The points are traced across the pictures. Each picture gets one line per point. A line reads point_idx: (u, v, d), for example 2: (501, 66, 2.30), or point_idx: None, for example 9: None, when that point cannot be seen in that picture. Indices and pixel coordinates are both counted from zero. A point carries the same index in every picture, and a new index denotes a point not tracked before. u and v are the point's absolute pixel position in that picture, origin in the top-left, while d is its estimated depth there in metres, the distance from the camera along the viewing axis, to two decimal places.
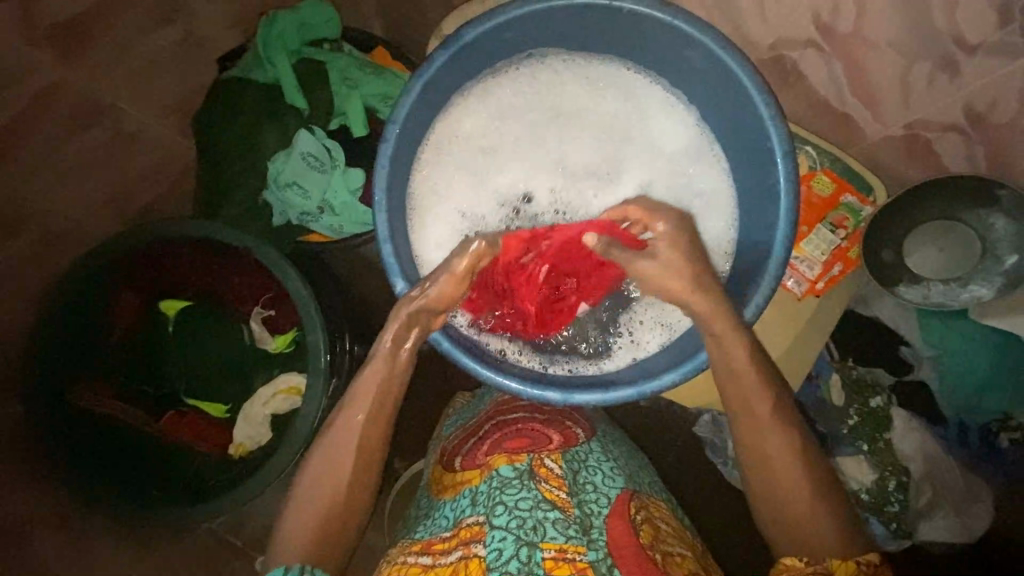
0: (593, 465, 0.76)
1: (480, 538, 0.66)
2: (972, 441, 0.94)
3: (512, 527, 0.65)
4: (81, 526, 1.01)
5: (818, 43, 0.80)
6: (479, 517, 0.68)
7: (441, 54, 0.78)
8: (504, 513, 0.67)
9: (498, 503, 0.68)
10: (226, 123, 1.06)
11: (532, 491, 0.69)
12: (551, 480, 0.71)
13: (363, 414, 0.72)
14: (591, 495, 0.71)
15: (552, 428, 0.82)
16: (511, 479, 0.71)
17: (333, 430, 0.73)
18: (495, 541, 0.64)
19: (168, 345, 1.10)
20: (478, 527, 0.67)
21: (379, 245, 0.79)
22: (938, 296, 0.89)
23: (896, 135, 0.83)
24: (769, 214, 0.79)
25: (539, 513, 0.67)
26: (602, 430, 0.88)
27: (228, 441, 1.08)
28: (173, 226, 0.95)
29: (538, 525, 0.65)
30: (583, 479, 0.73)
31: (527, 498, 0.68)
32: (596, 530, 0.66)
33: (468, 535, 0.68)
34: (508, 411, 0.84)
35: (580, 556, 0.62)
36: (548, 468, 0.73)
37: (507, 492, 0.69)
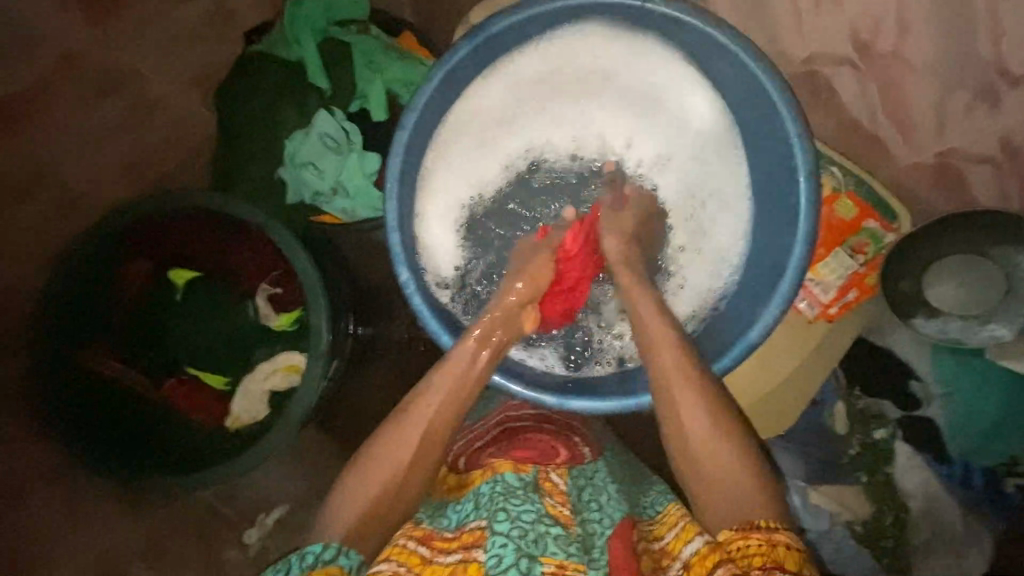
0: (600, 484, 0.75)
1: (481, 543, 0.64)
2: (976, 483, 0.90)
3: (513, 535, 0.62)
4: (75, 488, 1.03)
5: (855, 62, 0.77)
6: (480, 521, 0.66)
7: (464, 44, 0.76)
8: (506, 519, 0.64)
9: (501, 509, 0.65)
10: (247, 97, 1.07)
11: (536, 504, 0.67)
12: (556, 496, 0.71)
13: (438, 398, 0.72)
14: (595, 513, 0.70)
15: (560, 442, 0.82)
16: (515, 489, 0.69)
17: (404, 410, 0.71)
18: (494, 546, 0.62)
19: (173, 314, 1.11)
20: (480, 531, 0.65)
21: (388, 232, 0.78)
22: (956, 332, 0.86)
23: (927, 163, 0.80)
24: (787, 233, 0.76)
25: (541, 527, 0.64)
26: (610, 449, 0.88)
27: (225, 413, 1.09)
28: (181, 198, 0.96)
29: (539, 539, 0.63)
30: (589, 497, 0.72)
31: (531, 511, 0.66)
32: (597, 549, 0.65)
33: (470, 539, 0.65)
34: (516, 419, 0.86)
35: None
36: (553, 483, 0.73)
37: (511, 501, 0.67)
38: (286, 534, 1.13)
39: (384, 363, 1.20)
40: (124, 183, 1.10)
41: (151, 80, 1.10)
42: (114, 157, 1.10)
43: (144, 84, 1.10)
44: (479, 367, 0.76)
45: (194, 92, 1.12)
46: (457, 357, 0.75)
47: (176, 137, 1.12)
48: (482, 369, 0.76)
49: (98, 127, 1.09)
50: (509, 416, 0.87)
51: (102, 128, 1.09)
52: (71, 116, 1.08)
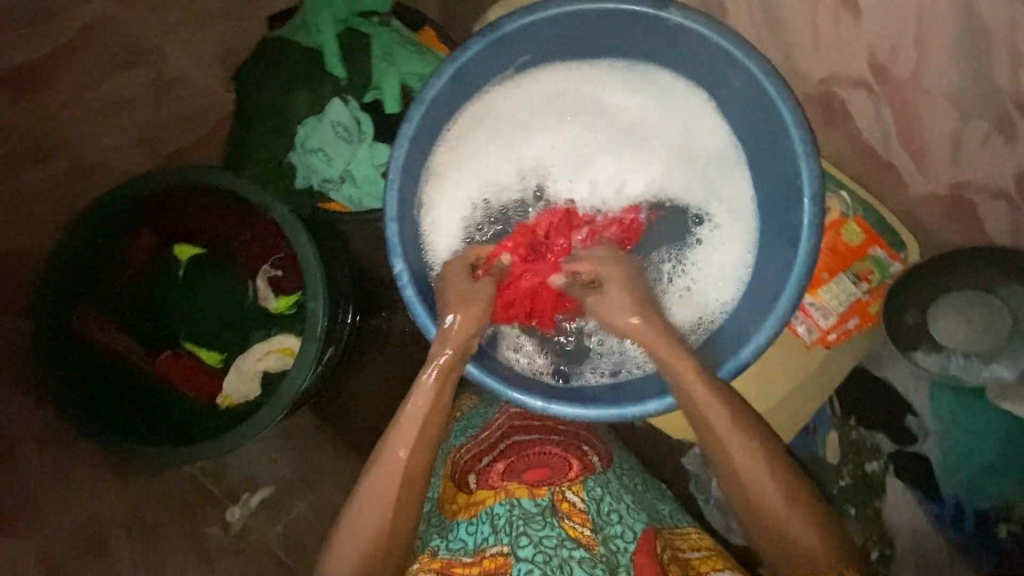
0: (615, 494, 0.81)
1: (505, 570, 0.72)
2: (967, 526, 0.86)
3: (539, 561, 0.72)
4: (66, 449, 1.04)
5: (871, 84, 0.75)
6: (503, 548, 0.74)
7: (477, 40, 0.76)
8: (529, 545, 0.73)
9: (523, 535, 0.74)
10: (264, 80, 1.09)
11: (556, 529, 0.75)
12: (574, 516, 0.77)
13: (406, 448, 0.73)
14: (617, 527, 0.77)
15: (571, 452, 0.85)
16: (534, 514, 0.76)
17: (376, 468, 0.72)
18: (520, 574, 0.71)
19: (175, 290, 1.13)
20: (503, 559, 0.73)
21: (385, 222, 0.78)
22: (957, 369, 0.84)
23: (940, 192, 0.79)
24: (786, 253, 0.75)
25: (564, 552, 0.73)
26: (619, 461, 0.89)
27: (216, 390, 1.10)
28: (191, 173, 0.98)
29: (564, 564, 0.72)
30: (608, 510, 0.78)
31: (552, 536, 0.74)
32: (622, 568, 0.72)
33: (492, 565, 0.73)
34: (522, 433, 0.85)
35: None
36: (570, 503, 0.78)
37: (532, 526, 0.75)
38: (270, 515, 1.14)
39: (378, 353, 1.21)
40: (139, 156, 1.13)
41: (174, 58, 1.13)
42: (131, 130, 1.12)
43: (168, 61, 1.13)
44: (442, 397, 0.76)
45: (214, 72, 1.14)
46: (416, 400, 0.75)
47: (192, 115, 1.14)
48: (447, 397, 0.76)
49: (119, 101, 1.11)
50: (517, 424, 0.86)
51: (122, 101, 1.12)
52: (93, 87, 1.10)
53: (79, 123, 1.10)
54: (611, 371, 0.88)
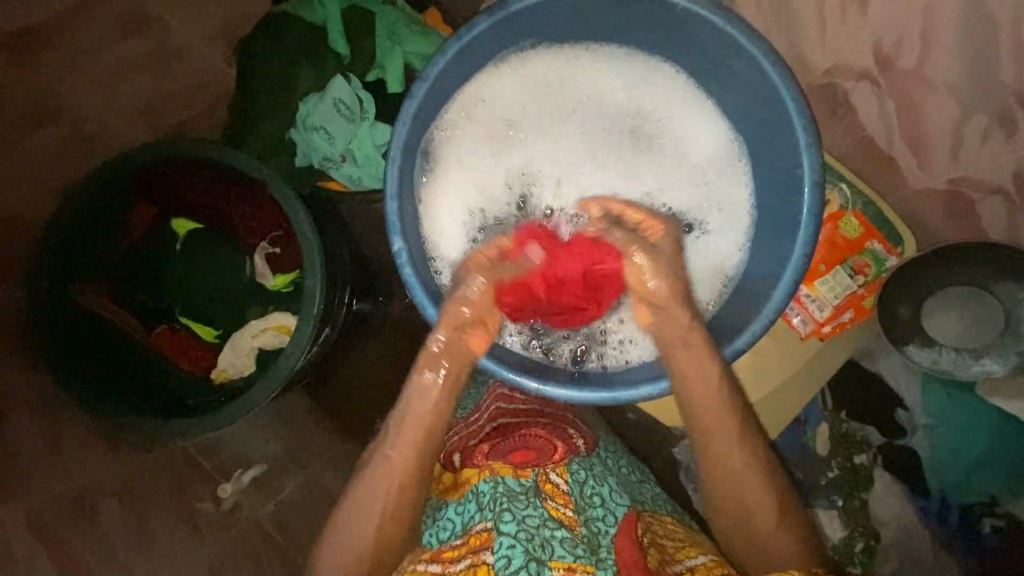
0: (600, 477, 0.81)
1: (489, 546, 0.71)
2: (952, 520, 0.88)
3: (521, 538, 0.70)
4: (60, 418, 1.04)
5: (875, 76, 0.75)
6: (487, 524, 0.74)
7: (483, 18, 0.75)
8: (512, 521, 0.72)
9: (506, 511, 0.73)
10: (266, 54, 1.08)
11: (539, 509, 0.74)
12: (557, 497, 0.77)
13: (396, 448, 0.74)
14: (599, 510, 0.77)
15: (556, 435, 0.85)
16: (518, 493, 0.76)
17: (370, 468, 0.74)
18: (502, 548, 0.70)
19: (173, 264, 1.12)
20: (486, 535, 0.72)
21: (385, 200, 0.78)
22: (948, 363, 0.85)
23: (938, 188, 0.79)
24: (784, 243, 0.75)
25: (546, 531, 0.72)
26: (603, 445, 0.91)
27: (212, 364, 1.10)
28: (193, 148, 0.97)
29: (546, 543, 0.70)
30: (590, 492, 0.79)
31: (535, 516, 0.73)
32: (603, 549, 0.71)
33: (477, 543, 0.73)
34: (510, 416, 0.86)
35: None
36: (554, 484, 0.78)
37: (515, 505, 0.74)
38: (261, 492, 1.14)
39: (373, 335, 1.21)
40: (138, 127, 1.12)
41: (175, 28, 1.12)
42: (129, 99, 1.11)
43: (169, 32, 1.12)
44: (431, 400, 0.75)
45: (215, 43, 1.13)
46: (412, 398, 0.75)
47: (192, 89, 1.13)
48: (438, 398, 0.75)
49: (120, 73, 1.10)
50: (502, 408, 0.87)
51: (121, 70, 1.11)
52: (95, 57, 1.10)
53: (78, 90, 1.09)
54: (603, 352, 0.87)
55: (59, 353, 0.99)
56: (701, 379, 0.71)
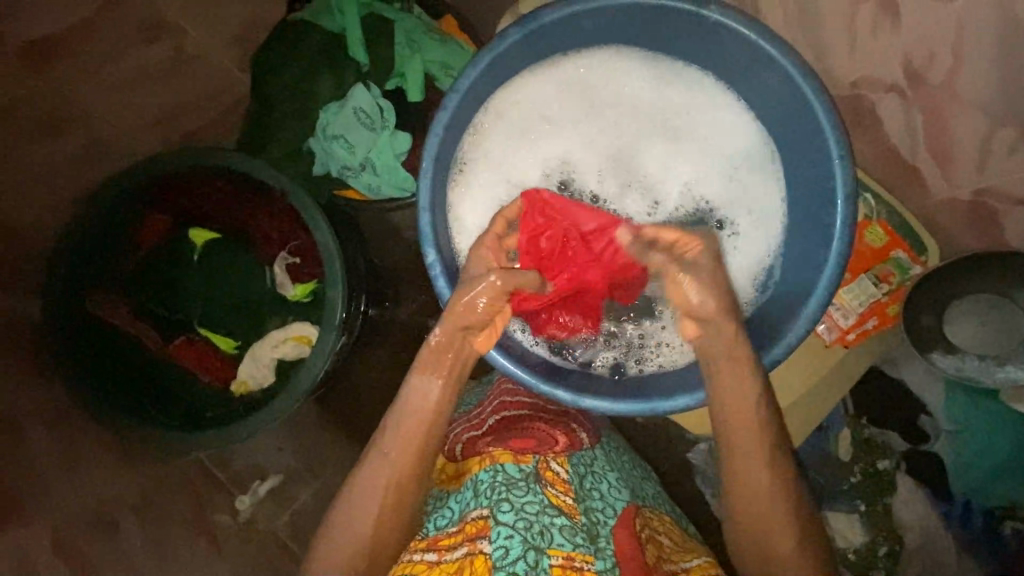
0: (599, 473, 0.83)
1: (485, 534, 0.70)
2: (976, 525, 0.89)
3: (520, 528, 0.69)
4: (73, 434, 1.02)
5: (902, 89, 0.76)
6: (483, 511, 0.72)
7: (515, 30, 0.76)
8: (511, 511, 0.70)
9: (504, 499, 0.72)
10: (284, 62, 1.06)
11: (539, 496, 0.73)
12: (557, 485, 0.76)
13: (394, 447, 0.71)
14: (598, 503, 0.77)
15: (558, 428, 0.86)
16: (517, 480, 0.75)
17: (366, 466, 0.71)
18: (500, 538, 0.68)
19: (188, 273, 1.09)
20: (483, 522, 0.71)
21: (418, 212, 0.78)
22: (972, 370, 0.86)
23: (962, 199, 0.80)
24: (815, 253, 0.75)
25: (545, 518, 0.70)
26: (607, 439, 0.93)
27: (229, 376, 1.08)
28: (211, 157, 0.98)
29: (545, 530, 0.69)
30: (589, 486, 0.79)
31: (534, 502, 0.72)
32: (602, 538, 0.71)
33: (472, 531, 0.71)
34: (514, 408, 0.88)
35: (589, 565, 0.67)
36: (554, 472, 0.79)
37: (514, 492, 0.73)
38: (277, 502, 1.13)
39: (388, 343, 1.20)
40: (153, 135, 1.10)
41: (191, 35, 1.10)
42: (142, 107, 1.09)
43: (185, 39, 1.10)
44: (431, 401, 0.72)
45: (231, 51, 1.12)
46: (410, 395, 0.72)
47: (205, 95, 1.11)
48: (439, 398, 0.72)
49: (131, 78, 1.09)
50: (507, 402, 0.89)
51: (135, 77, 1.09)
52: (106, 63, 1.08)
53: (92, 98, 1.07)
54: (636, 359, 0.87)
55: (66, 362, 0.97)
56: (735, 389, 0.69)
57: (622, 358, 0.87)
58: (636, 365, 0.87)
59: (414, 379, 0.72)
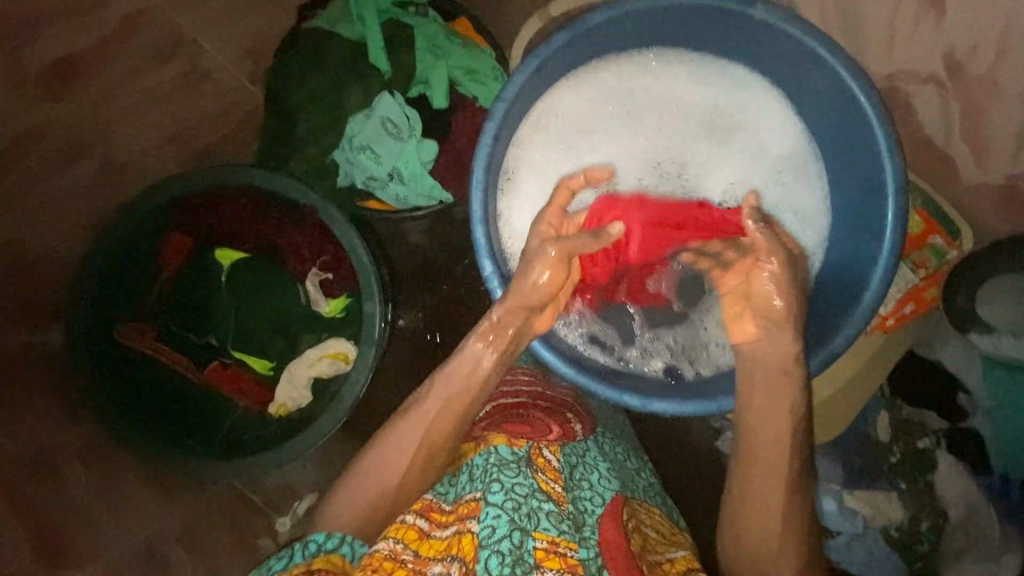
0: (590, 462, 0.76)
1: (475, 514, 0.63)
2: (1015, 495, 0.93)
3: (508, 507, 0.62)
4: (109, 466, 1.00)
5: (942, 80, 0.78)
6: (476, 494, 0.66)
7: (561, 34, 0.75)
8: (500, 492, 0.63)
9: (494, 481, 0.65)
10: (306, 73, 1.04)
11: (529, 478, 0.66)
12: (548, 472, 0.69)
13: (437, 407, 0.71)
14: (587, 492, 0.70)
15: (554, 419, 0.79)
16: (509, 462, 0.68)
17: (404, 420, 0.72)
18: (488, 518, 0.61)
19: (223, 297, 1.05)
20: (475, 503, 0.64)
21: (472, 225, 0.77)
22: (1009, 348, 0.88)
23: (995, 183, 0.83)
24: (865, 244, 0.77)
25: (534, 502, 0.63)
26: (600, 430, 0.88)
27: (268, 398, 1.05)
28: (234, 175, 0.95)
29: (532, 513, 0.62)
30: (579, 475, 0.72)
31: (524, 484, 0.65)
32: (588, 528, 0.64)
33: (465, 511, 0.65)
34: (509, 396, 0.82)
35: (572, 552, 0.60)
36: (545, 459, 0.71)
37: (505, 472, 0.66)
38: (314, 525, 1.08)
39: (413, 354, 1.17)
40: (168, 154, 1.07)
41: (204, 49, 1.06)
42: (157, 126, 1.06)
43: (198, 53, 1.07)
44: (483, 372, 0.72)
45: (244, 64, 1.08)
46: (456, 363, 0.72)
47: (221, 110, 1.08)
48: (489, 373, 0.73)
49: (146, 92, 1.05)
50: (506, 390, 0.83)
51: (147, 95, 1.05)
52: (120, 78, 1.04)
53: (106, 119, 1.04)
54: (688, 357, 0.88)
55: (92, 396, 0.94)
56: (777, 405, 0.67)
57: (672, 357, 0.88)
58: (686, 365, 0.87)
59: (472, 344, 0.72)
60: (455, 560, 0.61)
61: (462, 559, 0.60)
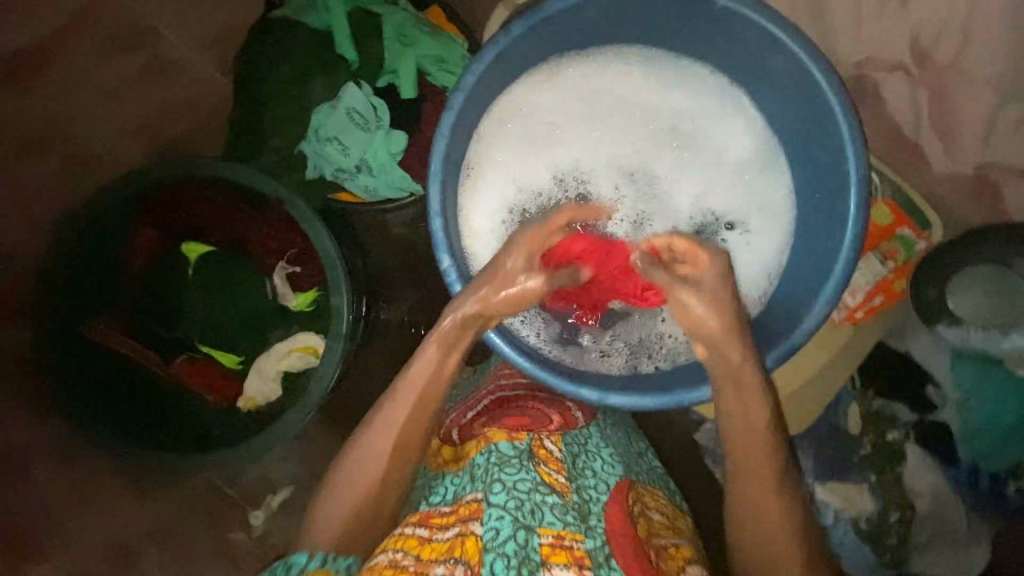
0: (593, 450, 0.77)
1: (477, 516, 0.65)
2: (982, 487, 0.93)
3: (510, 507, 0.63)
4: (78, 459, 1.00)
5: (909, 66, 0.82)
6: (477, 494, 0.67)
7: (519, 23, 0.74)
8: (501, 491, 0.65)
9: (495, 481, 0.66)
10: (270, 62, 1.02)
11: (531, 473, 0.68)
12: (550, 463, 0.71)
13: (406, 409, 0.70)
14: (591, 480, 0.72)
15: (553, 408, 0.81)
16: (510, 458, 0.69)
17: (374, 425, 0.71)
18: (491, 520, 0.63)
19: (190, 292, 1.05)
20: (476, 504, 0.66)
21: (429, 218, 0.76)
22: (975, 341, 0.90)
23: (965, 173, 0.85)
24: (829, 238, 0.75)
25: (537, 497, 0.65)
26: (601, 417, 0.87)
27: (236, 393, 1.05)
28: (200, 166, 0.93)
29: (535, 509, 0.64)
30: (582, 464, 0.74)
31: (526, 480, 0.66)
32: (593, 517, 0.66)
33: (466, 512, 0.66)
34: (507, 390, 0.83)
35: (578, 544, 0.63)
36: (547, 450, 0.73)
37: (505, 470, 0.67)
38: (292, 515, 1.08)
39: (388, 347, 1.16)
40: (130, 145, 1.05)
41: (167, 39, 1.05)
42: (121, 117, 1.04)
43: (162, 44, 1.05)
44: (447, 369, 0.71)
45: (209, 54, 1.06)
46: (420, 363, 0.70)
47: (185, 101, 1.06)
48: (448, 372, 0.72)
49: (114, 87, 1.04)
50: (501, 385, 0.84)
51: (110, 86, 1.04)
52: (87, 73, 1.03)
53: (70, 110, 1.03)
54: (660, 358, 0.87)
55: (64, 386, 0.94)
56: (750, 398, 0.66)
57: (637, 355, 0.88)
58: (648, 363, 0.87)
59: (428, 348, 0.71)
60: (459, 563, 0.61)
61: (466, 562, 0.62)
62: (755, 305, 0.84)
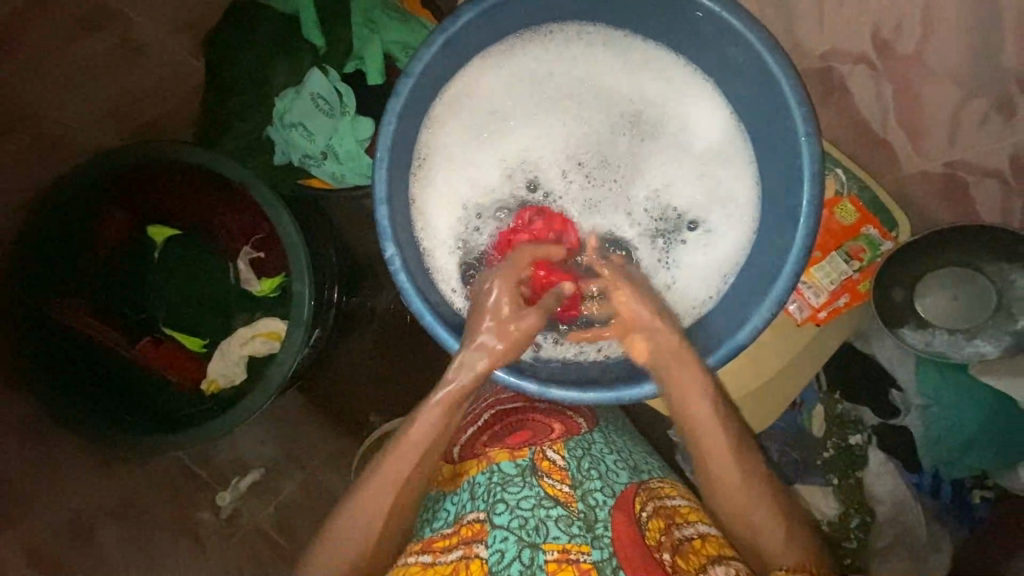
0: (597, 454, 0.75)
1: (482, 538, 0.66)
2: (944, 494, 0.92)
3: (514, 527, 0.66)
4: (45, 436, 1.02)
5: (872, 59, 0.79)
6: (479, 514, 0.68)
7: (468, 9, 0.72)
8: (505, 512, 0.67)
9: (499, 501, 0.68)
10: (239, 46, 1.02)
11: (535, 488, 0.70)
12: (554, 475, 0.71)
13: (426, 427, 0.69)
14: (596, 485, 0.70)
15: (554, 418, 0.79)
16: (513, 476, 0.71)
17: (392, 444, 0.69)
18: (496, 542, 0.65)
19: (156, 275, 1.08)
20: (479, 526, 0.67)
21: (374, 205, 0.75)
22: (940, 345, 0.89)
23: (934, 171, 0.83)
24: (782, 235, 0.73)
25: (541, 512, 0.67)
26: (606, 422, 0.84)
27: (202, 375, 1.06)
28: (169, 151, 0.92)
29: (540, 525, 0.66)
30: (587, 469, 0.72)
31: (530, 497, 0.69)
32: (600, 524, 0.66)
33: (469, 533, 0.67)
34: (507, 401, 0.81)
35: (584, 557, 0.63)
36: (550, 461, 0.73)
37: (508, 490, 0.69)
38: (260, 497, 1.10)
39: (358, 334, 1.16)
40: (101, 128, 1.06)
41: (137, 23, 1.05)
42: (92, 100, 1.05)
43: (132, 27, 1.05)
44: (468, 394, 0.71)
45: (180, 38, 1.07)
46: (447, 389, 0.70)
47: (155, 84, 1.07)
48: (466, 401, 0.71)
49: (83, 71, 1.05)
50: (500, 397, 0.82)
51: (79, 68, 1.05)
52: (58, 54, 1.04)
53: (39, 92, 1.04)
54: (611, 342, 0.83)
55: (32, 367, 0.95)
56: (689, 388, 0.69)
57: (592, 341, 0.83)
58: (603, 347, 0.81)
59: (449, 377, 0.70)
60: None
61: None
62: (705, 303, 0.83)
